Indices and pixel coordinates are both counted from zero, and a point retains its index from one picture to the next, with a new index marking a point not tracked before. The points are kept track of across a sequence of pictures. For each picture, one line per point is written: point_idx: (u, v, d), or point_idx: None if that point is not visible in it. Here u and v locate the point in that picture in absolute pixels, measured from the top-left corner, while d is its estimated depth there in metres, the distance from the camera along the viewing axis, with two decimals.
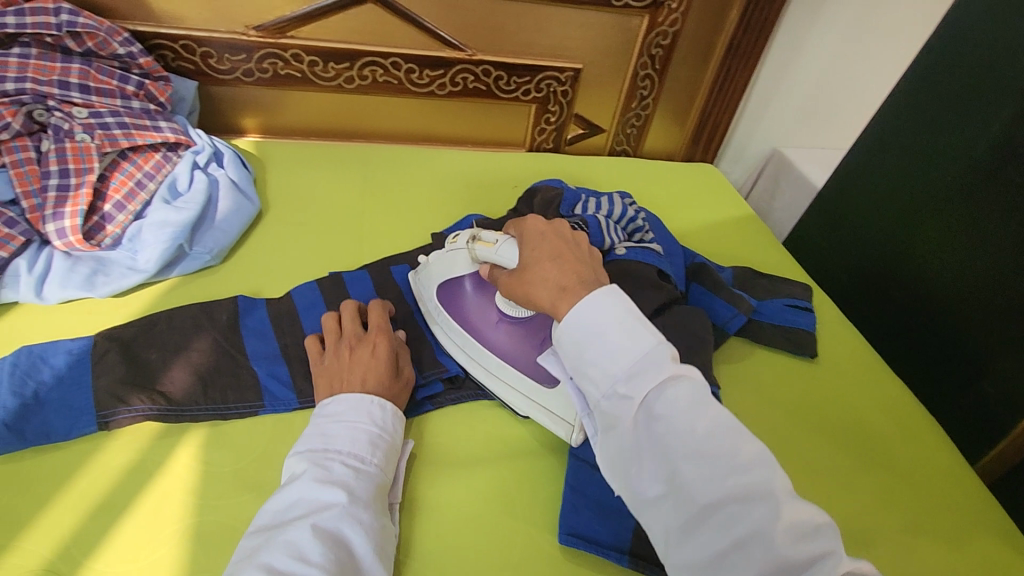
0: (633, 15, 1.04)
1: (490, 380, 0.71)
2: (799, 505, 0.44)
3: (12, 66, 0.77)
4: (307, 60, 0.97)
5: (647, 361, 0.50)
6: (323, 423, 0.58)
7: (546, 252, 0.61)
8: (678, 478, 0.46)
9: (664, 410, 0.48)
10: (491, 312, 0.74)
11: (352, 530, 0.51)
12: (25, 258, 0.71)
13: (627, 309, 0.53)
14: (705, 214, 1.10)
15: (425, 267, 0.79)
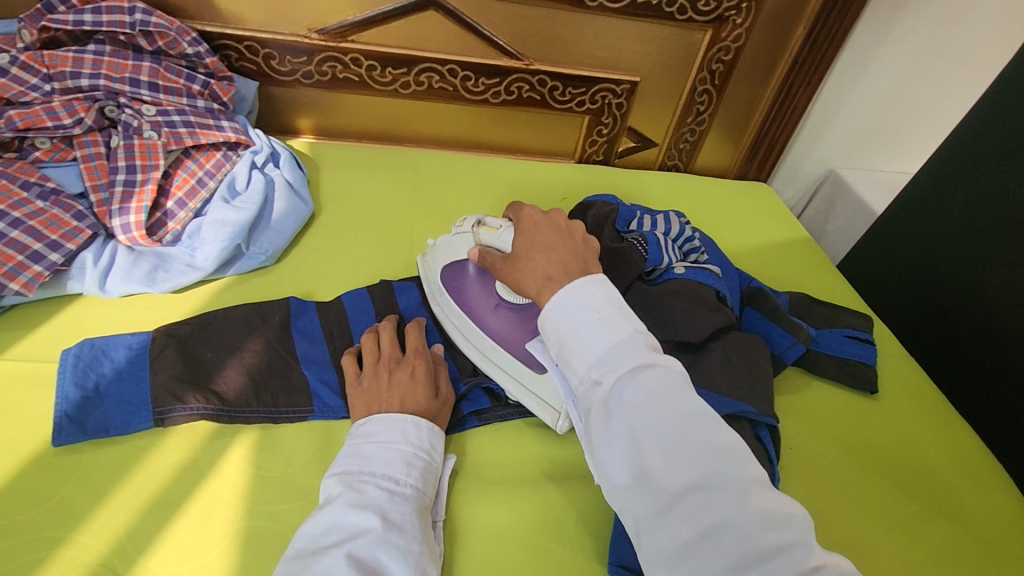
0: (696, 30, 1.02)
1: (483, 361, 0.72)
2: (770, 495, 0.41)
3: (87, 62, 0.79)
4: (365, 64, 0.98)
5: (624, 347, 0.48)
6: (358, 444, 0.57)
7: (538, 243, 0.60)
8: (644, 465, 0.42)
9: (635, 396, 0.45)
10: (490, 298, 0.75)
11: (388, 558, 0.49)
12: (91, 251, 0.73)
13: (607, 297, 0.51)
14: (759, 235, 1.07)
15: (433, 250, 0.80)
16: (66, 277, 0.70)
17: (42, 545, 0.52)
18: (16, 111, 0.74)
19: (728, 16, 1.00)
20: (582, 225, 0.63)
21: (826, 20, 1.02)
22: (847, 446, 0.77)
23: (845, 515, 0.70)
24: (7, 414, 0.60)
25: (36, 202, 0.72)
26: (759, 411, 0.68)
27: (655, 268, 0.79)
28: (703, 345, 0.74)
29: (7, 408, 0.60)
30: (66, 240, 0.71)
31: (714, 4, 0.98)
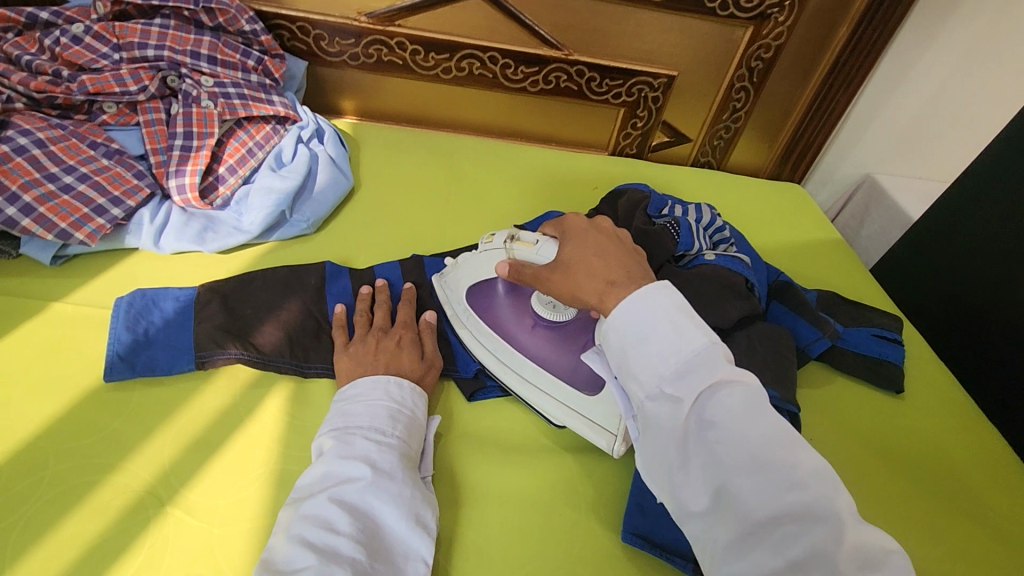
0: (737, 27, 1.02)
1: (526, 389, 0.69)
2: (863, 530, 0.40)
3: (153, 34, 0.84)
4: (410, 48, 1.01)
5: (698, 361, 0.47)
6: (343, 405, 0.59)
7: (592, 247, 0.60)
8: (727, 486, 0.43)
9: (713, 413, 0.45)
10: (526, 319, 0.71)
11: (378, 501, 0.52)
12: (148, 209, 0.77)
13: (678, 305, 0.50)
14: (790, 234, 1.06)
15: (453, 268, 0.75)
16: (124, 232, 0.75)
17: (94, 470, 0.56)
18: (89, 76, 0.80)
19: (770, 14, 1.01)
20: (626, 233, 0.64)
21: (868, 22, 1.02)
22: (864, 438, 0.77)
23: (860, 503, 0.70)
24: (67, 352, 0.64)
25: (101, 159, 0.77)
26: (780, 397, 0.69)
27: (686, 253, 0.81)
28: (729, 332, 0.75)
29: (67, 346, 0.65)
30: (127, 197, 0.76)
31: (756, 1, 0.98)
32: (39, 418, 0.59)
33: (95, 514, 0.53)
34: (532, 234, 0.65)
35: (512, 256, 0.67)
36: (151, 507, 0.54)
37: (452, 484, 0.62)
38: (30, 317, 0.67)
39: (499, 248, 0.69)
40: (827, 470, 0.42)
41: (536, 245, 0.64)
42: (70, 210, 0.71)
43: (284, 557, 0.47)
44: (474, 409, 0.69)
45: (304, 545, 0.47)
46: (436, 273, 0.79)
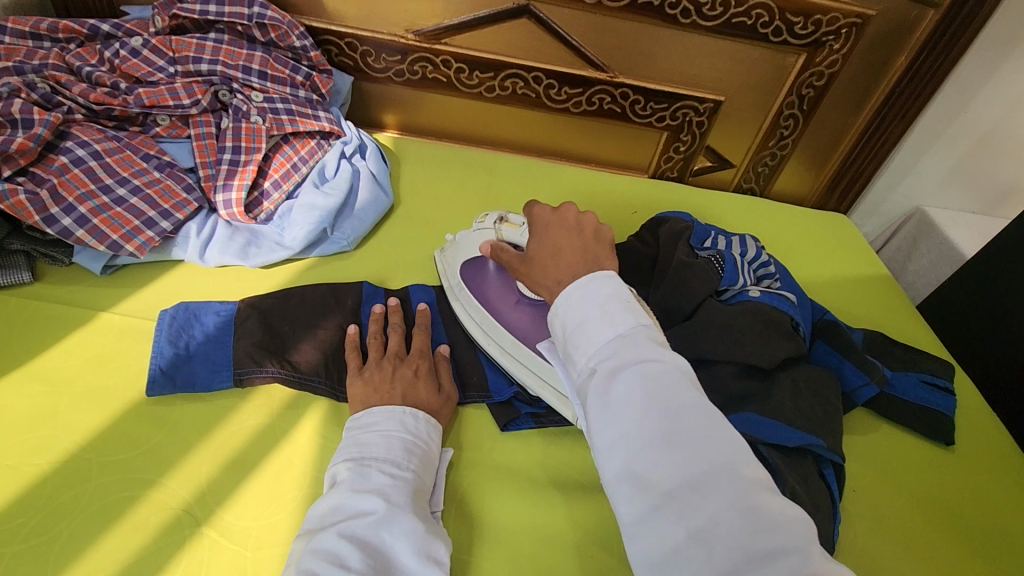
0: (790, 53, 1.00)
1: (503, 356, 0.73)
2: (773, 499, 0.38)
3: (208, 49, 0.86)
4: (454, 66, 1.01)
5: (622, 342, 0.46)
6: (357, 433, 0.58)
7: (551, 246, 0.59)
8: (637, 462, 0.40)
9: (631, 390, 0.43)
10: (513, 295, 0.76)
11: (391, 537, 0.51)
12: (195, 222, 0.79)
13: (613, 291, 0.49)
14: (835, 267, 1.03)
15: (451, 247, 0.82)
16: (172, 244, 0.77)
17: (133, 485, 0.57)
18: (145, 89, 0.82)
19: (825, 41, 0.98)
20: (594, 220, 0.61)
21: (927, 52, 0.99)
22: (913, 496, 0.73)
23: (904, 562, 0.67)
24: (113, 363, 0.66)
25: (153, 172, 0.78)
26: (827, 447, 0.67)
27: (729, 288, 0.79)
28: (771, 372, 0.73)
29: (113, 358, 0.66)
30: (176, 210, 0.77)
31: (812, 27, 0.96)
32: (85, 429, 0.60)
33: (133, 531, 0.54)
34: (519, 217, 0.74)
35: (500, 237, 0.75)
36: (188, 526, 0.55)
37: (483, 519, 0.61)
38: (79, 326, 0.68)
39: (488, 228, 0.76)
40: (740, 445, 0.40)
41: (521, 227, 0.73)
42: (122, 222, 0.73)
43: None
44: (507, 441, 0.68)
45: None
46: (438, 251, 0.85)
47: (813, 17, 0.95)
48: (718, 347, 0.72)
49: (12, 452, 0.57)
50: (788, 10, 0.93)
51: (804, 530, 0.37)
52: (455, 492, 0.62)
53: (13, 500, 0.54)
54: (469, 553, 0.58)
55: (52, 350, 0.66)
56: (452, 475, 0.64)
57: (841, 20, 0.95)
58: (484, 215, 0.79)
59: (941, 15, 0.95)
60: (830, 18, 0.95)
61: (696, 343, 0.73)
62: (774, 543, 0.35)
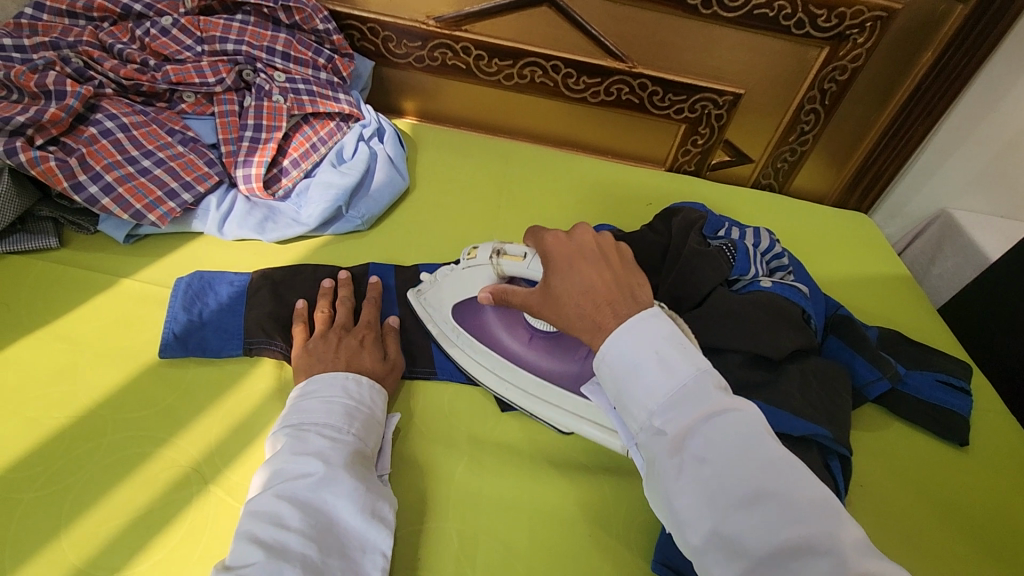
0: (813, 47, 0.99)
1: (528, 400, 0.68)
2: (867, 559, 0.38)
3: (234, 30, 0.88)
4: (474, 53, 1.02)
5: (686, 393, 0.46)
6: (299, 401, 0.59)
7: (578, 281, 0.56)
8: (724, 525, 0.40)
9: (706, 448, 0.43)
10: (520, 332, 0.71)
11: (332, 497, 0.52)
12: (216, 196, 0.81)
13: (668, 337, 0.49)
14: (852, 265, 1.01)
15: (435, 285, 0.75)
16: (192, 216, 0.79)
17: (146, 442, 0.59)
18: (172, 67, 0.84)
19: (849, 35, 0.97)
20: (613, 241, 0.59)
21: (955, 48, 0.97)
22: (926, 496, 0.72)
23: (912, 561, 0.66)
24: (132, 327, 0.68)
25: (177, 146, 0.81)
26: (834, 438, 0.66)
27: (740, 278, 0.79)
28: (780, 363, 0.72)
29: (133, 322, 0.68)
30: (197, 183, 0.79)
31: (835, 21, 0.95)
32: (104, 387, 0.62)
33: (143, 486, 0.56)
34: (519, 246, 0.66)
35: (500, 272, 0.67)
36: (195, 483, 0.56)
37: (484, 494, 0.61)
38: (102, 290, 0.71)
39: (484, 263, 0.69)
40: (824, 499, 0.41)
41: (525, 258, 0.65)
42: (145, 192, 0.75)
43: (234, 554, 0.47)
44: (509, 420, 0.68)
45: (254, 542, 0.47)
46: (415, 288, 0.78)
47: (837, 9, 0.93)
48: (725, 335, 0.72)
49: (32, 406, 0.60)
50: (812, 2, 0.92)
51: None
52: (456, 466, 0.63)
53: (32, 450, 0.56)
54: (467, 525, 0.59)
55: (76, 311, 0.68)
56: (452, 449, 0.65)
57: (865, 14, 0.94)
58: (472, 248, 0.72)
59: (970, 11, 0.93)
60: (854, 11, 0.94)
61: (702, 332, 0.73)
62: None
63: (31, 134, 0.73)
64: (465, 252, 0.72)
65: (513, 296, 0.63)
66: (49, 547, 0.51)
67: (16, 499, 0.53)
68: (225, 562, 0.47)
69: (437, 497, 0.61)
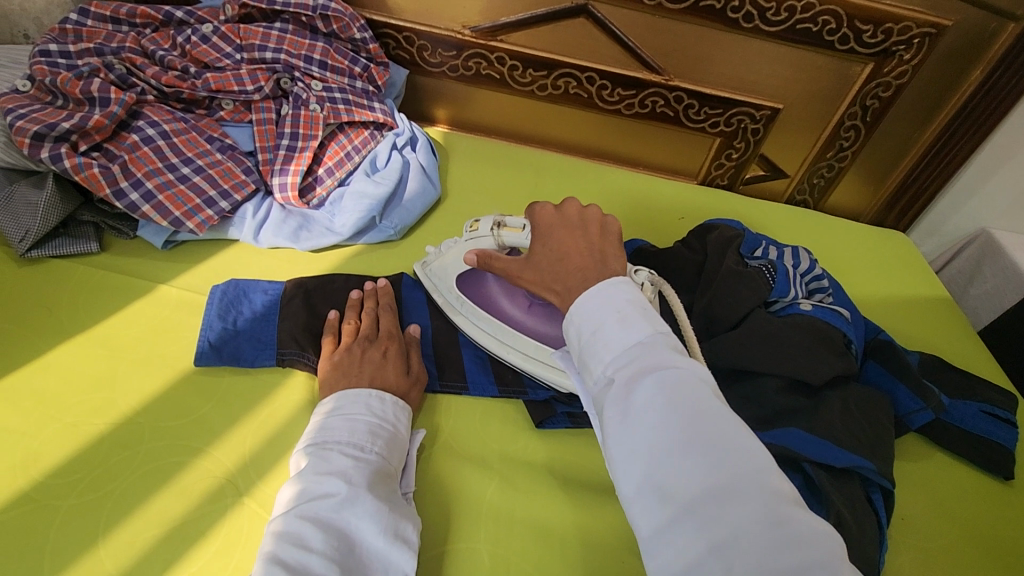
0: (856, 62, 0.96)
1: (527, 362, 0.71)
2: (797, 510, 0.34)
3: (274, 38, 0.89)
4: (508, 64, 1.02)
5: (640, 347, 0.43)
6: (322, 419, 0.58)
7: (557, 247, 0.57)
8: (656, 470, 0.37)
9: (650, 395, 0.39)
10: (520, 299, 0.74)
11: (354, 518, 0.51)
12: (252, 204, 0.81)
13: (630, 297, 0.47)
14: (891, 286, 0.99)
15: (439, 259, 0.78)
16: (229, 224, 0.79)
17: (182, 451, 0.59)
18: (212, 75, 0.85)
19: (895, 51, 0.94)
20: (598, 213, 0.60)
21: (1006, 67, 0.94)
22: (970, 534, 0.69)
23: None
24: (169, 335, 0.68)
25: (215, 154, 0.81)
26: (877, 471, 0.64)
27: (779, 299, 0.77)
28: (819, 390, 0.70)
29: (170, 329, 0.69)
30: (235, 191, 0.80)
31: (881, 36, 0.92)
32: (141, 394, 0.63)
33: (179, 495, 0.56)
34: (519, 219, 0.70)
35: (500, 244, 0.71)
36: (230, 496, 0.56)
37: (515, 516, 0.61)
38: (141, 296, 0.71)
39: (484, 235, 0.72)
40: (762, 453, 0.37)
41: (523, 230, 0.69)
42: (184, 199, 0.76)
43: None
44: (540, 438, 0.68)
45: (277, 565, 0.46)
46: (420, 262, 0.81)
47: (883, 25, 0.91)
48: (762, 359, 0.70)
49: (72, 411, 0.60)
50: (858, 17, 0.90)
51: (832, 546, 0.33)
52: (487, 485, 0.63)
53: (73, 457, 0.57)
54: (499, 547, 0.58)
55: (115, 316, 0.69)
56: (484, 468, 0.64)
57: (913, 30, 0.91)
58: (473, 222, 0.75)
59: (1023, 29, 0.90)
60: (902, 27, 0.91)
61: (739, 354, 0.71)
62: (799, 555, 0.32)
63: (75, 140, 0.74)
64: (467, 225, 0.76)
65: (497, 261, 0.65)
66: (87, 555, 0.52)
67: (56, 506, 0.54)
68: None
69: (470, 517, 0.60)
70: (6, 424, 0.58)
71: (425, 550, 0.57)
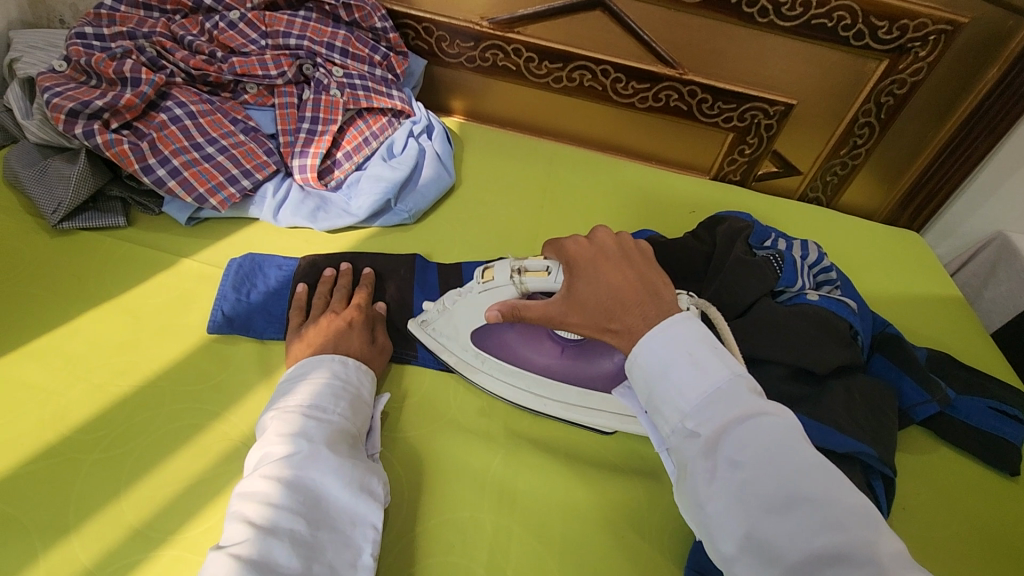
0: (871, 59, 0.97)
1: (572, 411, 0.68)
2: (906, 568, 0.37)
3: (297, 25, 0.91)
4: (525, 55, 1.04)
5: (719, 396, 0.45)
6: (285, 385, 0.60)
7: (605, 286, 0.56)
8: (759, 533, 0.39)
9: (741, 451, 0.42)
10: (544, 345, 0.70)
11: (318, 474, 0.52)
12: (272, 184, 0.84)
13: (699, 339, 0.49)
14: (902, 283, 0.99)
15: (445, 314, 0.70)
16: (249, 202, 0.82)
17: (199, 414, 0.61)
18: (238, 59, 0.88)
19: (910, 47, 0.94)
20: (632, 238, 0.60)
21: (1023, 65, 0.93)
22: (973, 527, 0.70)
23: None
24: (190, 305, 0.71)
25: (239, 135, 0.84)
26: (878, 457, 0.65)
27: (786, 289, 0.78)
28: (823, 378, 0.71)
29: (191, 300, 0.71)
30: (256, 170, 0.83)
31: (897, 33, 0.93)
32: (163, 359, 0.65)
33: (197, 455, 0.58)
34: (541, 261, 0.62)
35: (524, 290, 0.64)
36: (244, 457, 0.59)
37: (519, 489, 0.62)
38: (165, 269, 0.74)
39: (502, 285, 0.65)
40: (859, 505, 0.39)
41: (549, 272, 0.62)
42: (208, 177, 0.79)
43: (227, 535, 0.48)
44: (545, 417, 0.69)
45: (245, 522, 0.48)
46: (415, 321, 0.73)
47: (899, 21, 0.91)
48: (768, 347, 0.71)
49: (98, 373, 0.63)
50: (873, 13, 0.91)
51: None
52: (492, 459, 0.64)
53: (97, 414, 0.60)
54: (502, 517, 0.60)
55: (140, 287, 0.72)
56: (489, 443, 0.65)
57: (929, 27, 0.92)
58: (484, 269, 0.67)
59: None
60: (917, 24, 0.91)
61: (744, 341, 0.72)
62: None
63: (107, 118, 0.77)
64: (477, 274, 0.67)
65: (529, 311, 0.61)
66: (109, 507, 0.54)
67: (81, 459, 0.56)
68: (218, 544, 0.48)
69: (475, 488, 0.62)
70: (35, 382, 0.61)
71: (431, 518, 0.59)
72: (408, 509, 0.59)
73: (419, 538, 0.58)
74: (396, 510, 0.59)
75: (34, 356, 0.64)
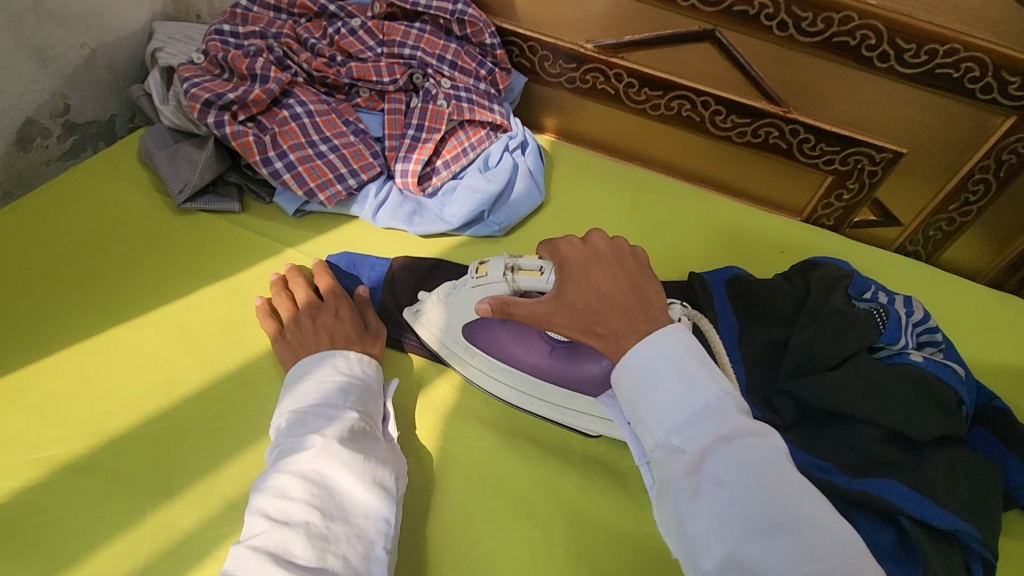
0: (997, 114, 0.91)
1: (557, 411, 0.68)
2: None
3: (413, 36, 0.95)
4: (625, 81, 1.04)
5: (706, 411, 0.46)
6: (294, 382, 0.61)
7: (596, 289, 0.55)
8: (738, 554, 0.40)
9: (724, 470, 0.43)
10: (533, 343, 0.70)
11: (331, 467, 0.53)
12: (375, 185, 0.87)
13: (688, 350, 0.49)
14: (1010, 353, 0.92)
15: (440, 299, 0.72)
16: (353, 201, 0.86)
17: None
18: (355, 64, 0.92)
19: None
20: (626, 244, 0.59)
21: None
22: None
23: None
24: None
25: (349, 136, 0.88)
26: (980, 540, 0.61)
27: (887, 346, 0.74)
28: (921, 446, 0.67)
29: None
30: (362, 171, 0.86)
31: None
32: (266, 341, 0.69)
33: None
34: (534, 260, 0.62)
35: (515, 288, 0.63)
36: None
37: (593, 517, 0.62)
38: (272, 256, 0.78)
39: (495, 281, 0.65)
40: (841, 536, 0.40)
41: (542, 272, 0.61)
42: (319, 173, 0.83)
43: (248, 530, 0.50)
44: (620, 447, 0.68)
45: (262, 516, 0.50)
46: (410, 309, 0.75)
47: None
48: (864, 404, 0.68)
49: (208, 348, 0.67)
50: (1006, 67, 0.86)
51: None
52: (567, 483, 0.64)
53: (205, 387, 0.64)
54: (575, 542, 0.60)
55: (250, 270, 0.76)
56: (566, 464, 0.65)
57: None
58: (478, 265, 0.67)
59: None
60: None
61: (839, 396, 0.69)
62: None
63: (235, 110, 0.83)
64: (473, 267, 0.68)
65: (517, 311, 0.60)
66: (211, 476, 0.57)
67: (189, 427, 0.60)
68: (241, 538, 0.50)
69: (549, 507, 0.62)
70: (154, 350, 0.66)
71: (504, 533, 0.60)
72: (485, 520, 0.60)
73: (493, 550, 0.58)
74: (473, 518, 0.60)
75: (154, 325, 0.68)
